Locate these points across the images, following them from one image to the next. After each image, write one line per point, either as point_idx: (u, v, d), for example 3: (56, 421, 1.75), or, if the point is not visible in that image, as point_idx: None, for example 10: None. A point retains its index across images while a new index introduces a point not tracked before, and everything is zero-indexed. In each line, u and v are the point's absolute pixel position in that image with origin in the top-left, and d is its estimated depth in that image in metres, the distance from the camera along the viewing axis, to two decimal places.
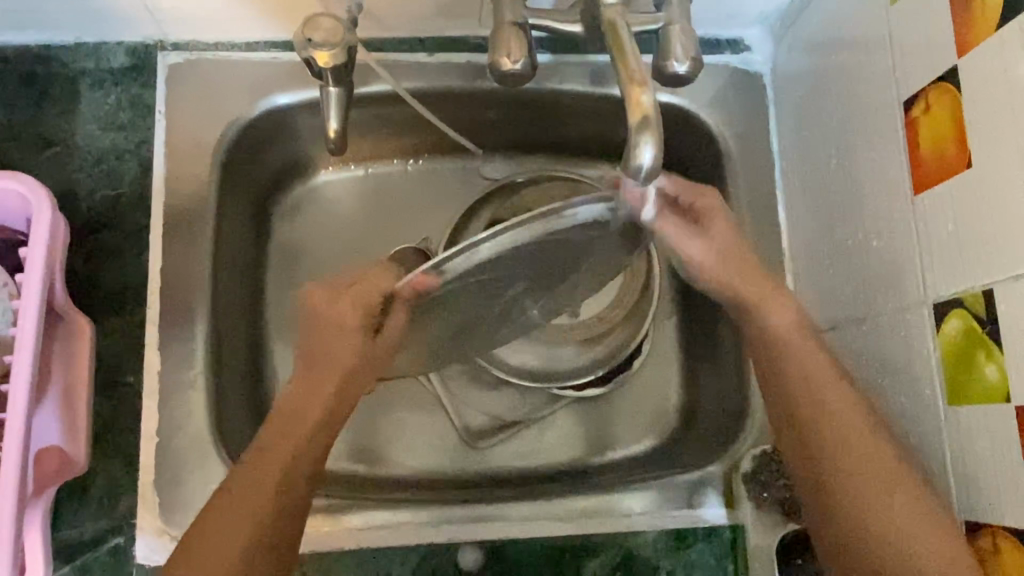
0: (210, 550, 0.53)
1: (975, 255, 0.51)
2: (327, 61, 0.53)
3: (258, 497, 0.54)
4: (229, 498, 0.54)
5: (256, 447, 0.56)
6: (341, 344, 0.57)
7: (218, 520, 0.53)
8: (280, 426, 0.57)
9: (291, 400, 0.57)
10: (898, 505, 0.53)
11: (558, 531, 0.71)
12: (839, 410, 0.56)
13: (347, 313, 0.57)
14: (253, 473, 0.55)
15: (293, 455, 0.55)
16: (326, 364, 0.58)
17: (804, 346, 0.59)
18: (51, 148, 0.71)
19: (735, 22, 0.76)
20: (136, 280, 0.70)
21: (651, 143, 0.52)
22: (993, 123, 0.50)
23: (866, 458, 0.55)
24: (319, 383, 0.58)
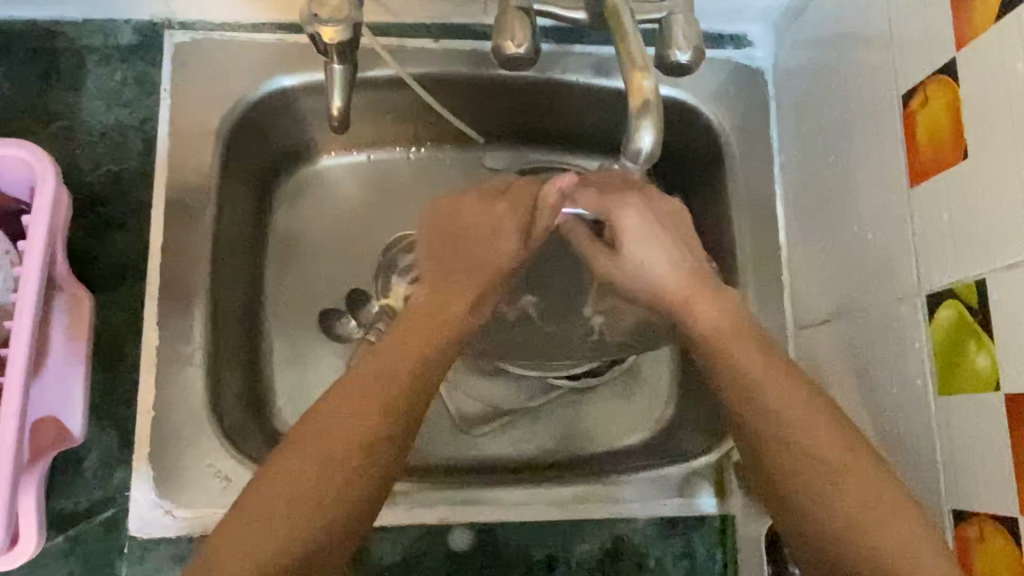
0: (303, 471, 0.48)
1: (969, 246, 0.52)
2: (332, 37, 0.54)
3: (363, 422, 0.50)
4: (330, 416, 0.50)
5: (363, 369, 0.52)
6: (497, 248, 0.61)
7: (319, 440, 0.49)
8: (386, 354, 0.53)
9: (385, 358, 0.53)
10: (850, 480, 0.49)
11: (552, 517, 0.71)
12: (782, 397, 0.52)
13: (503, 214, 0.61)
14: (359, 397, 0.51)
15: (405, 384, 0.52)
16: (462, 278, 0.59)
17: (739, 335, 0.55)
18: (56, 122, 0.72)
19: (739, 17, 0.77)
20: (136, 255, 0.71)
21: (649, 128, 0.53)
22: (989, 114, 0.50)
23: (815, 440, 0.51)
24: (450, 300, 0.58)
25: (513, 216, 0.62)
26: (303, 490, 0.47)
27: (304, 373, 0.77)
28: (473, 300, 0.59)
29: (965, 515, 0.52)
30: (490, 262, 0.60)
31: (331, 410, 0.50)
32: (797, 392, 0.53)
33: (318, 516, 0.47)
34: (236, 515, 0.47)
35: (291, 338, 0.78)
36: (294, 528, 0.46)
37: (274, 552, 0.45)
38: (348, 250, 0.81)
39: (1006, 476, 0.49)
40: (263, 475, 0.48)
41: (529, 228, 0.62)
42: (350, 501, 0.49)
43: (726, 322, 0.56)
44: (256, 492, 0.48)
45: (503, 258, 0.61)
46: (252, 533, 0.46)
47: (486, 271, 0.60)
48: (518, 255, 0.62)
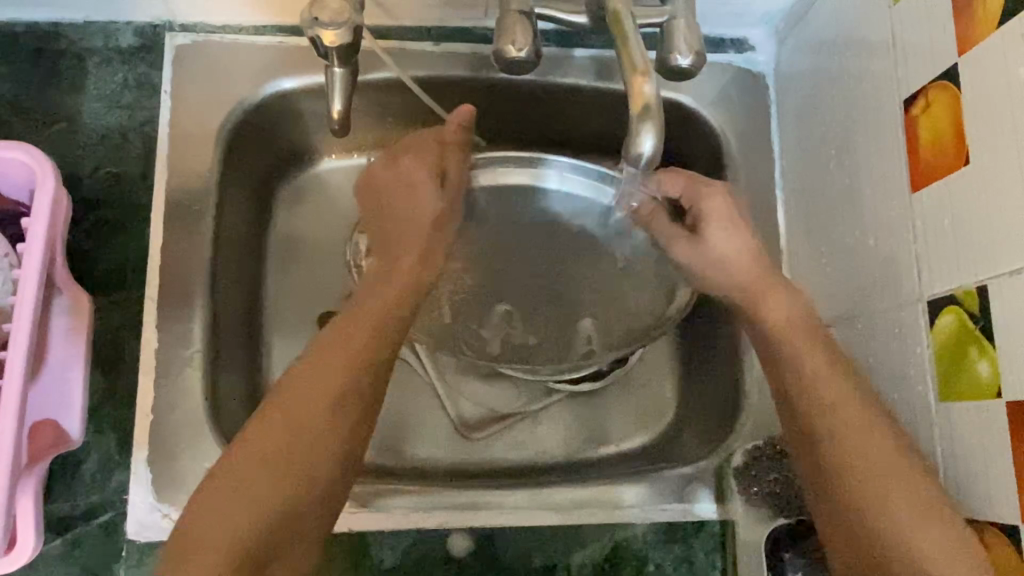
0: (261, 449, 0.51)
1: (970, 253, 0.52)
2: (332, 40, 0.54)
3: (316, 396, 0.53)
4: (287, 394, 0.53)
5: (319, 346, 0.55)
6: (421, 201, 0.62)
7: (274, 418, 0.52)
8: (347, 327, 0.56)
9: (356, 315, 0.57)
10: (891, 476, 0.52)
11: (552, 523, 0.71)
12: (837, 393, 0.55)
13: (411, 167, 0.62)
14: (313, 372, 0.54)
15: (357, 353, 0.55)
16: (406, 237, 0.61)
17: (800, 332, 0.59)
18: (56, 124, 0.72)
19: (740, 21, 0.77)
20: (136, 257, 0.71)
21: (650, 132, 0.53)
22: (990, 121, 0.50)
23: (861, 437, 0.53)
24: (400, 263, 0.60)
25: (423, 167, 0.62)
26: (261, 466, 0.51)
27: None
28: (423, 252, 0.61)
29: (967, 523, 0.52)
30: (422, 215, 0.62)
31: (301, 370, 0.54)
32: (850, 387, 0.56)
33: (278, 490, 0.51)
34: (203, 494, 0.51)
35: (290, 341, 0.78)
36: (254, 502, 0.50)
37: (237, 529, 0.49)
38: None
39: (1008, 483, 0.49)
40: (227, 453, 0.52)
41: (444, 173, 0.63)
42: (308, 473, 0.52)
43: (793, 318, 0.60)
44: (218, 470, 0.51)
45: (427, 209, 0.62)
46: (216, 509, 0.49)
47: (421, 227, 0.62)
48: (442, 198, 0.63)
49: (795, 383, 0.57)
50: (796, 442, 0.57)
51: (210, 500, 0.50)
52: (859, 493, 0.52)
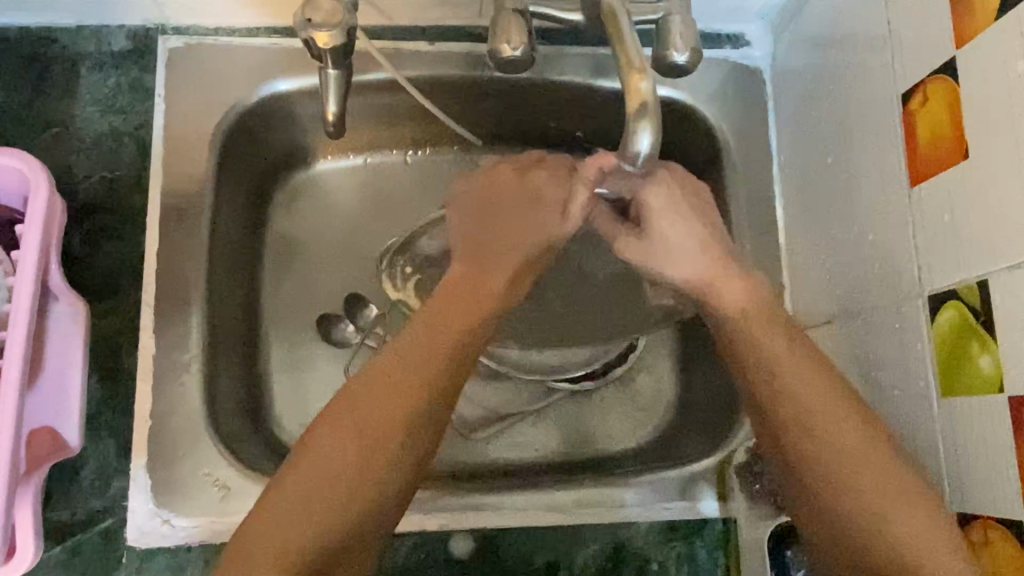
0: (329, 462, 0.50)
1: (970, 248, 0.51)
2: (326, 41, 0.53)
3: (391, 412, 0.52)
4: (357, 403, 0.52)
5: (394, 351, 0.54)
6: (541, 222, 0.60)
7: (345, 429, 0.51)
8: (426, 338, 0.54)
9: (425, 336, 0.54)
10: (867, 466, 0.52)
11: (556, 523, 0.71)
12: (809, 383, 0.55)
13: (544, 185, 0.60)
14: (388, 385, 0.52)
15: (438, 369, 0.53)
16: (502, 252, 0.59)
17: (763, 318, 0.57)
18: (49, 130, 0.71)
19: (735, 16, 0.76)
20: (132, 262, 0.70)
21: (648, 130, 0.53)
22: (990, 113, 0.50)
23: (834, 427, 0.53)
24: (494, 273, 0.58)
25: (558, 188, 0.60)
26: (332, 480, 0.50)
27: (302, 379, 0.77)
28: (519, 268, 0.59)
29: (968, 519, 0.52)
30: (536, 236, 0.59)
31: (373, 390, 0.52)
32: (818, 376, 0.55)
33: (346, 507, 0.50)
34: (267, 500, 0.50)
35: (288, 344, 0.77)
36: (320, 518, 0.49)
37: (302, 543, 0.48)
38: (346, 255, 0.81)
39: (1010, 479, 0.48)
40: (293, 460, 0.51)
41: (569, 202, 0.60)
42: (376, 492, 0.51)
43: (752, 301, 0.58)
44: (284, 488, 0.50)
45: (546, 232, 0.60)
46: (282, 520, 0.49)
47: (529, 240, 0.59)
48: (563, 227, 0.60)
49: (760, 371, 0.56)
50: (767, 433, 0.57)
51: (271, 516, 0.49)
52: (835, 481, 0.53)
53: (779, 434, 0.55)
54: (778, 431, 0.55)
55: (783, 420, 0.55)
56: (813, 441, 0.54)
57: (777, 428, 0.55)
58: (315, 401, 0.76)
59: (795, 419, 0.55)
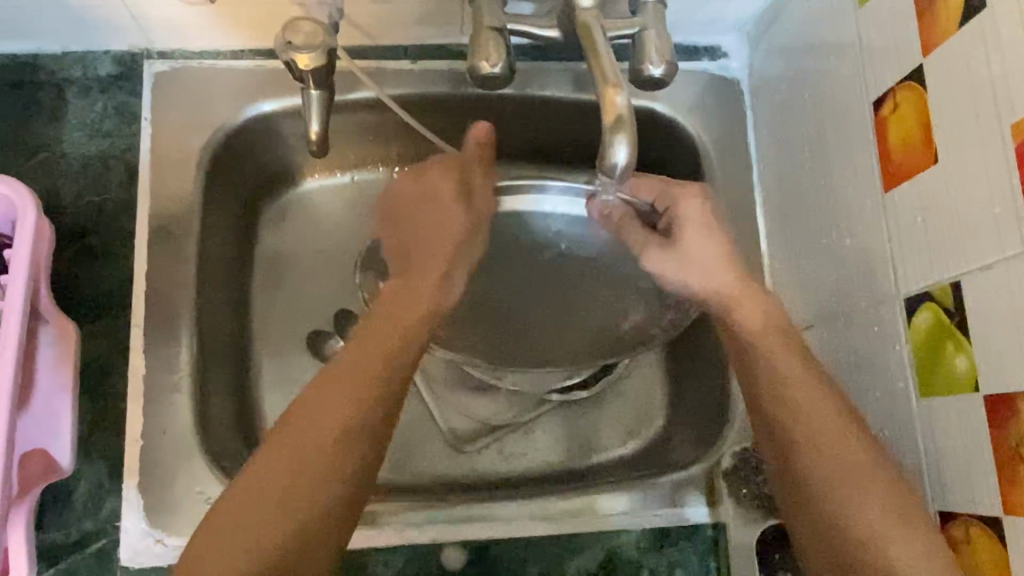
0: (261, 490, 0.50)
1: (943, 251, 0.52)
2: (306, 63, 0.54)
3: (320, 437, 0.52)
4: (289, 431, 0.52)
5: (322, 381, 0.55)
6: (441, 217, 0.62)
7: (277, 455, 0.51)
8: (350, 363, 0.55)
9: (362, 350, 0.56)
10: (872, 488, 0.53)
11: (544, 532, 0.71)
12: (817, 407, 0.56)
13: (439, 181, 0.63)
14: (316, 412, 0.53)
15: (365, 391, 0.54)
16: (431, 250, 0.62)
17: (777, 344, 0.59)
18: (37, 154, 0.72)
19: (712, 29, 0.78)
20: (121, 284, 0.71)
21: (624, 142, 0.54)
22: (957, 119, 0.51)
23: (842, 449, 0.54)
24: (417, 288, 0.60)
25: (448, 180, 0.63)
26: (258, 504, 0.50)
27: (293, 396, 0.77)
28: (446, 268, 0.61)
29: (951, 517, 0.53)
30: (443, 232, 0.62)
31: (306, 405, 0.53)
32: (826, 403, 0.56)
33: (278, 530, 0.49)
34: (203, 532, 0.50)
35: (277, 361, 0.78)
36: (250, 542, 0.49)
37: (234, 569, 0.48)
38: (335, 272, 0.81)
39: (989, 477, 0.49)
40: (227, 491, 0.51)
41: (471, 192, 0.63)
42: (309, 515, 0.50)
43: (762, 322, 0.60)
44: (221, 510, 0.50)
45: (452, 223, 0.62)
46: (214, 550, 0.48)
47: (445, 238, 0.62)
48: (467, 216, 0.63)
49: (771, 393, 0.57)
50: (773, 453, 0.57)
51: (204, 542, 0.49)
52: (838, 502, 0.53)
53: (784, 454, 0.56)
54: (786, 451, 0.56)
55: (793, 440, 0.56)
56: (821, 462, 0.54)
57: (787, 447, 0.56)
58: None
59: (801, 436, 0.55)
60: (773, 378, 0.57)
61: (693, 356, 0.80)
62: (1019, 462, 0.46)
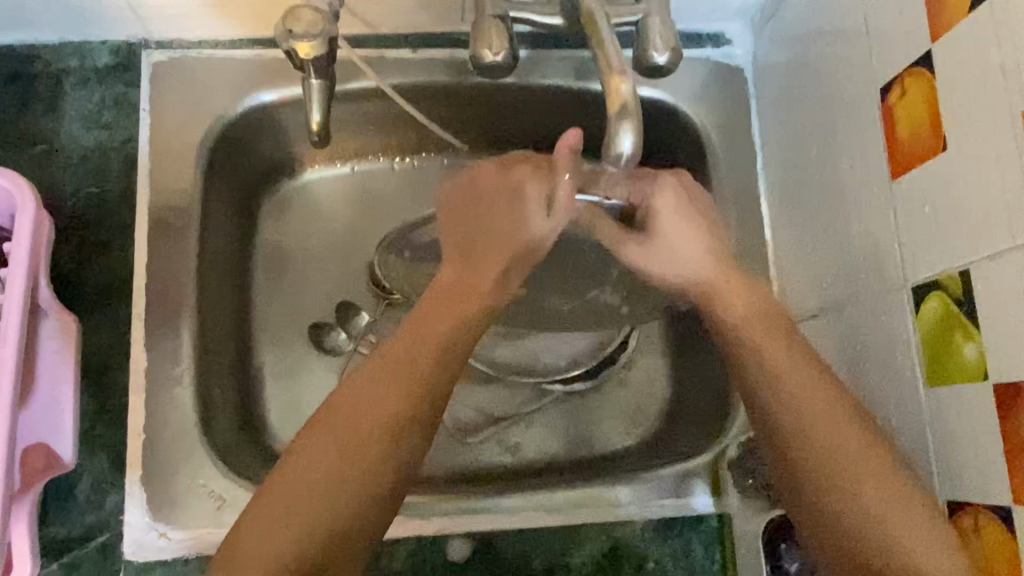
0: (313, 474, 0.50)
1: (952, 239, 0.52)
2: (307, 52, 0.54)
3: (373, 424, 0.51)
4: (340, 416, 0.52)
5: (372, 367, 0.54)
6: (514, 223, 0.60)
7: (330, 440, 0.51)
8: (404, 351, 0.54)
9: (415, 335, 0.55)
10: (861, 467, 0.53)
11: (549, 522, 0.71)
12: (808, 390, 0.55)
13: (525, 179, 0.60)
14: (367, 398, 0.52)
15: (420, 381, 0.53)
16: (495, 252, 0.60)
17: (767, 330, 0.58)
18: (35, 147, 0.72)
19: (716, 16, 0.77)
20: (121, 276, 0.71)
21: (630, 132, 0.53)
22: (967, 106, 0.50)
23: (832, 432, 0.54)
24: (477, 279, 0.59)
25: (539, 184, 0.60)
26: (310, 489, 0.50)
27: (296, 388, 0.77)
28: (504, 272, 0.59)
29: (957, 505, 0.53)
30: (510, 237, 0.60)
31: (359, 389, 0.53)
32: (815, 386, 0.56)
33: (332, 515, 0.49)
34: (255, 510, 0.50)
35: (279, 354, 0.78)
36: (304, 526, 0.49)
37: (288, 551, 0.48)
38: (336, 264, 0.81)
39: (999, 465, 0.49)
40: (279, 471, 0.51)
41: (552, 200, 0.60)
42: (361, 501, 0.50)
43: (752, 310, 0.59)
44: (271, 492, 0.50)
45: (524, 233, 0.60)
46: (266, 530, 0.48)
47: (509, 242, 0.60)
48: (546, 226, 0.61)
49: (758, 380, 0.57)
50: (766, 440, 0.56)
51: (255, 523, 0.49)
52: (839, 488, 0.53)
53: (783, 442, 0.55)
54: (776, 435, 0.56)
55: (782, 425, 0.55)
56: (810, 444, 0.54)
57: (775, 428, 0.56)
58: (309, 410, 0.76)
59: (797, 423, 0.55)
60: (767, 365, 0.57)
61: (695, 344, 0.79)
62: None
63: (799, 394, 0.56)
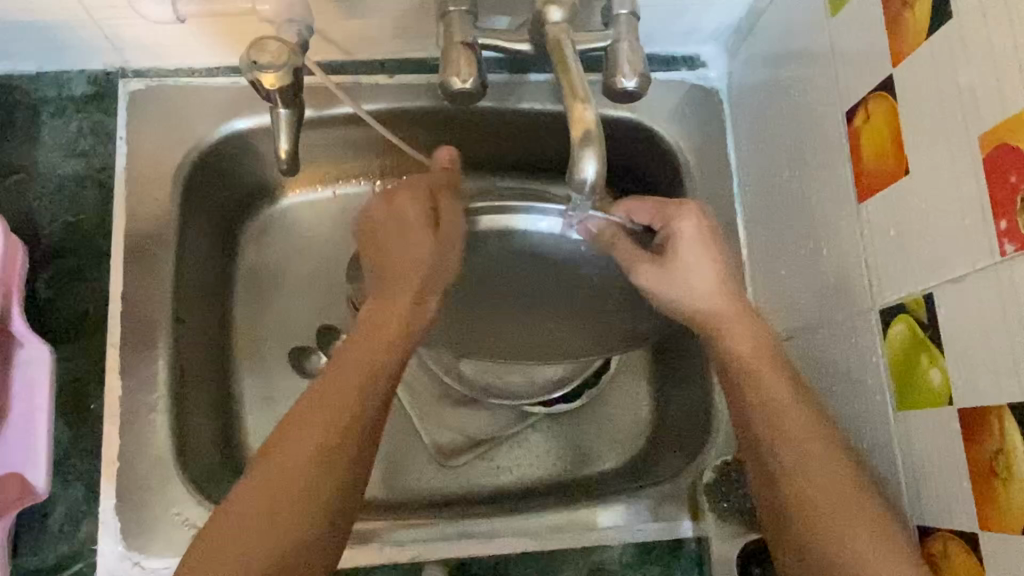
0: (242, 519, 0.49)
1: (917, 263, 0.52)
2: (272, 82, 0.54)
3: (297, 462, 0.51)
4: (272, 456, 0.51)
5: (296, 410, 0.53)
6: (408, 247, 0.57)
7: (249, 497, 0.50)
8: (327, 385, 0.54)
9: (337, 374, 0.54)
10: (844, 504, 0.53)
11: (527, 547, 0.70)
12: (804, 433, 0.56)
13: (406, 206, 0.58)
14: (290, 439, 0.52)
15: (345, 412, 0.53)
16: (402, 281, 0.57)
17: (766, 365, 0.59)
18: (12, 176, 0.72)
19: (690, 39, 0.77)
20: (97, 305, 0.71)
21: (593, 157, 0.53)
22: (927, 129, 0.50)
23: (821, 471, 0.54)
24: (389, 312, 0.57)
25: (417, 204, 0.58)
26: (239, 538, 0.49)
27: (274, 414, 0.77)
28: (416, 298, 0.57)
29: (928, 531, 0.52)
30: (414, 266, 0.57)
31: (284, 431, 0.52)
32: (813, 430, 0.56)
33: (260, 557, 0.48)
34: (189, 559, 0.49)
35: (257, 379, 0.78)
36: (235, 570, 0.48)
37: None
38: (315, 288, 0.81)
39: (963, 490, 0.48)
40: (209, 522, 0.50)
41: (438, 220, 0.58)
42: (286, 542, 0.49)
43: (756, 348, 0.60)
44: (203, 544, 0.49)
45: (419, 257, 0.57)
46: None
47: (413, 272, 0.57)
48: (435, 248, 0.57)
49: (765, 423, 0.57)
50: (757, 471, 0.58)
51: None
52: (824, 522, 0.53)
53: (769, 473, 0.57)
54: (779, 480, 0.56)
55: (778, 466, 0.56)
56: (804, 493, 0.54)
57: (764, 459, 0.57)
58: None
59: (791, 457, 0.56)
60: (765, 403, 0.58)
61: (677, 367, 0.79)
62: (994, 478, 0.46)
63: (793, 429, 0.56)
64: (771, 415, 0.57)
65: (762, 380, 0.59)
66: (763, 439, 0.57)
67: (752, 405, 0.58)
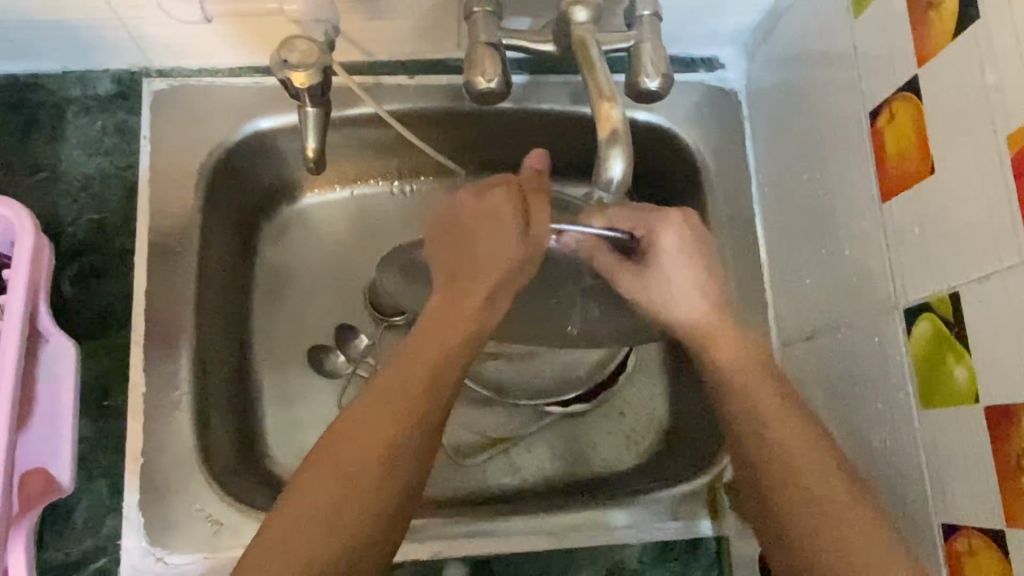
0: (308, 509, 0.48)
1: (942, 262, 0.52)
2: (302, 81, 0.55)
3: (363, 457, 0.50)
4: (340, 443, 0.50)
5: (364, 401, 0.52)
6: (497, 246, 0.57)
7: (316, 486, 0.49)
8: (388, 388, 0.52)
9: (406, 364, 0.53)
10: (842, 510, 0.51)
11: (546, 545, 0.71)
12: (796, 439, 0.55)
13: (502, 202, 0.57)
14: (359, 429, 0.50)
15: (414, 405, 0.51)
16: (473, 271, 0.57)
17: (750, 370, 0.58)
18: (38, 174, 0.73)
19: (709, 41, 0.78)
20: (121, 302, 0.71)
21: (619, 157, 0.57)
22: (953, 130, 0.51)
23: (814, 477, 0.53)
24: (459, 304, 0.56)
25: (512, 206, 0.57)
26: (306, 529, 0.48)
27: (294, 412, 0.77)
28: (489, 294, 0.56)
29: (953, 529, 0.52)
30: (498, 259, 0.57)
31: (355, 416, 0.51)
32: (809, 441, 0.54)
33: (323, 548, 0.47)
34: (258, 543, 0.48)
35: (277, 376, 0.78)
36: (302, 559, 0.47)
37: None
38: (334, 287, 0.81)
39: (990, 488, 0.49)
40: (274, 510, 0.49)
41: (528, 231, 0.57)
42: (351, 537, 0.48)
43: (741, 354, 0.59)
44: (268, 533, 0.48)
45: (504, 257, 0.56)
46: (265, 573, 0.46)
47: (490, 267, 0.57)
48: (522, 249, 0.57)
49: (750, 433, 0.56)
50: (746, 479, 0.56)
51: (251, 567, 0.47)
52: (818, 527, 0.51)
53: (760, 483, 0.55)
54: (766, 490, 0.54)
55: (768, 476, 0.54)
56: (798, 501, 0.53)
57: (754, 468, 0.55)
58: (306, 433, 0.76)
59: (781, 468, 0.54)
60: (752, 412, 0.56)
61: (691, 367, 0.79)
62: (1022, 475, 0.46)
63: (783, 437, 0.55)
64: (755, 422, 0.56)
65: (741, 389, 0.57)
66: (750, 447, 0.56)
67: (741, 422, 0.57)
